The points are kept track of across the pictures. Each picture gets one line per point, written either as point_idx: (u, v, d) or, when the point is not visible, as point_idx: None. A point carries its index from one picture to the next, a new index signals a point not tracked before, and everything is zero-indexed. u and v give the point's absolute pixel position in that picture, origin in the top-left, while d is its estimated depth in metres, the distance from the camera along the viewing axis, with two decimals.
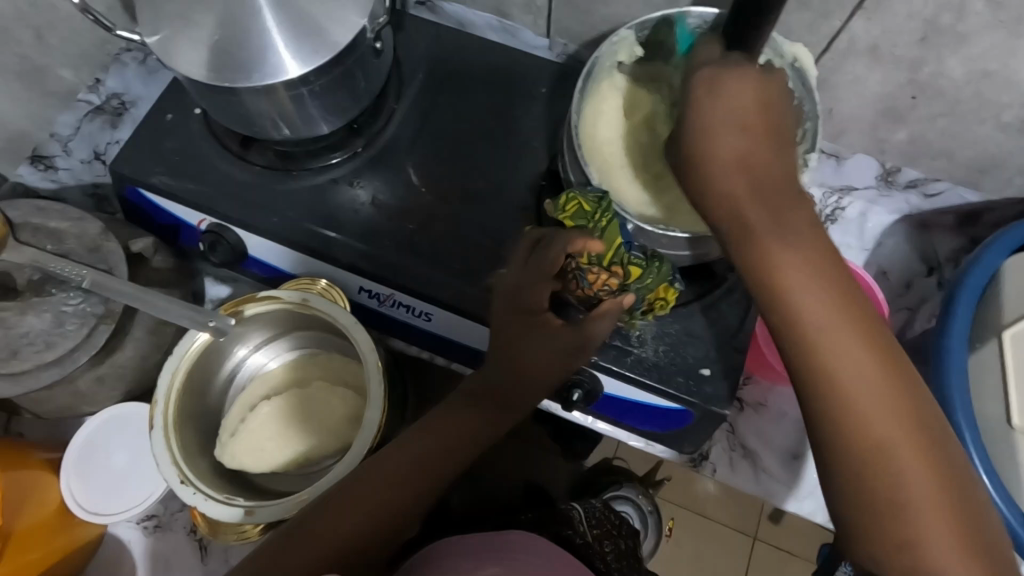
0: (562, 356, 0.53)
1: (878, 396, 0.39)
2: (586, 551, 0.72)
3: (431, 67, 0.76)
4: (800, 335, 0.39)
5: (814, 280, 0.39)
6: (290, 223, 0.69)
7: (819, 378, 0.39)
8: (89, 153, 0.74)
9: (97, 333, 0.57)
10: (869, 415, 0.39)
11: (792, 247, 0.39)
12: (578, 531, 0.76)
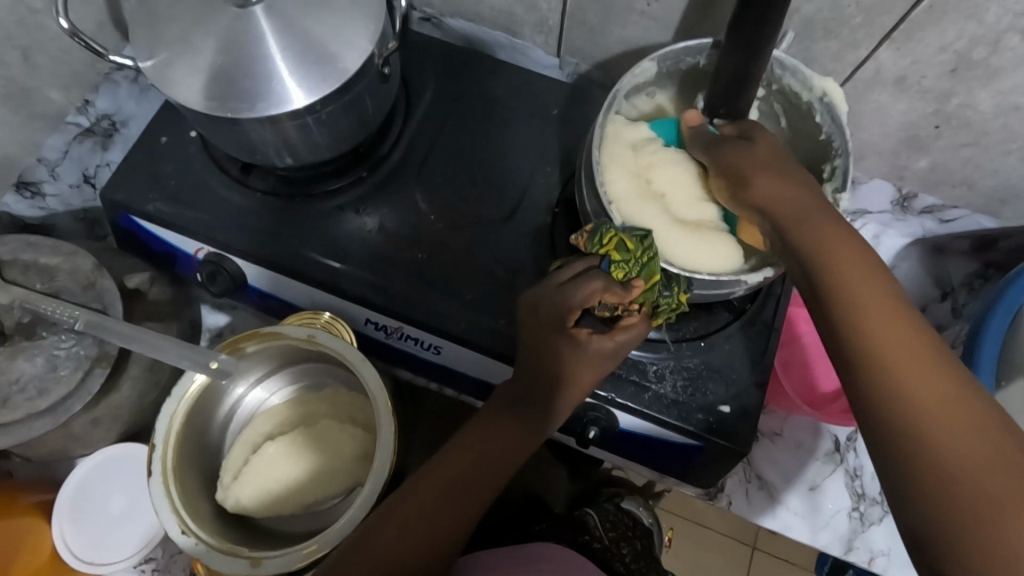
0: (596, 364, 0.51)
1: (964, 433, 0.36)
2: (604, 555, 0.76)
3: (438, 87, 0.73)
4: (874, 375, 0.39)
5: (888, 318, 0.41)
6: (294, 254, 0.66)
7: (896, 415, 0.37)
8: (78, 177, 0.71)
9: (92, 377, 0.53)
10: (949, 452, 0.35)
11: (859, 290, 0.42)
12: (594, 536, 0.79)
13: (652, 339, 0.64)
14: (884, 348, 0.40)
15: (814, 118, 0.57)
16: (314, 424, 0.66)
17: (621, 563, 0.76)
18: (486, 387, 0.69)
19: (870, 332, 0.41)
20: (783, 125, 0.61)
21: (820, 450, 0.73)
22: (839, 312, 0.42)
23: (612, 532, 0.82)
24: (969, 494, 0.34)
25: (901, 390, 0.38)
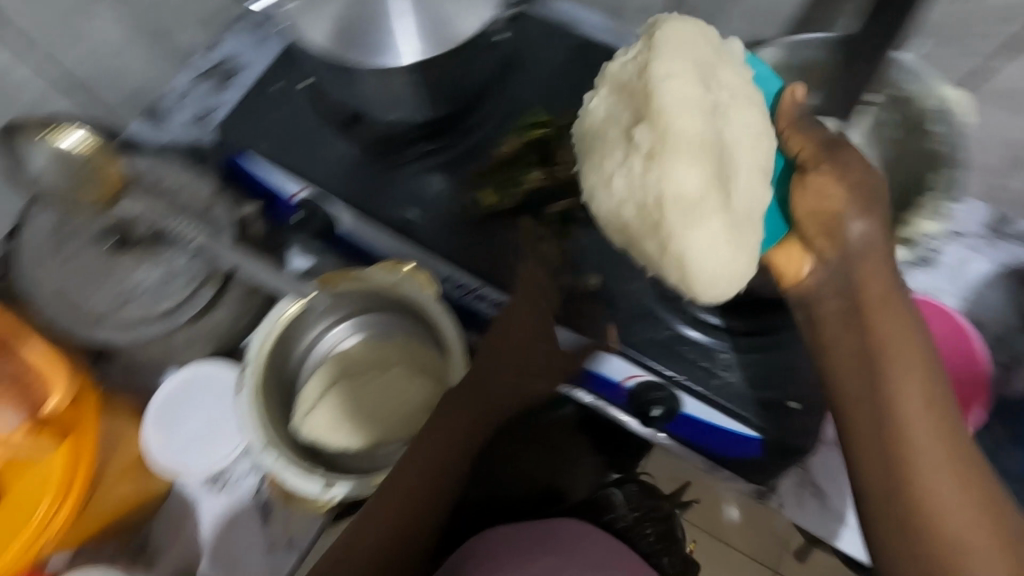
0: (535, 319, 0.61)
1: (950, 499, 0.47)
2: (626, 535, 0.74)
3: (538, 64, 0.75)
4: (894, 464, 0.48)
5: (915, 408, 0.48)
6: (388, 207, 0.69)
7: (920, 492, 0.47)
8: (194, 115, 0.75)
9: (200, 295, 0.57)
10: (942, 518, 0.47)
11: (903, 386, 0.49)
12: (620, 517, 0.75)
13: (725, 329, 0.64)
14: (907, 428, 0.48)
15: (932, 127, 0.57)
16: (385, 373, 0.68)
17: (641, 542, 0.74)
18: None
19: (906, 420, 0.48)
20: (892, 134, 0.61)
21: None
22: (886, 423, 0.49)
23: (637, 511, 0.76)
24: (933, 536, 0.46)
25: (915, 473, 0.47)
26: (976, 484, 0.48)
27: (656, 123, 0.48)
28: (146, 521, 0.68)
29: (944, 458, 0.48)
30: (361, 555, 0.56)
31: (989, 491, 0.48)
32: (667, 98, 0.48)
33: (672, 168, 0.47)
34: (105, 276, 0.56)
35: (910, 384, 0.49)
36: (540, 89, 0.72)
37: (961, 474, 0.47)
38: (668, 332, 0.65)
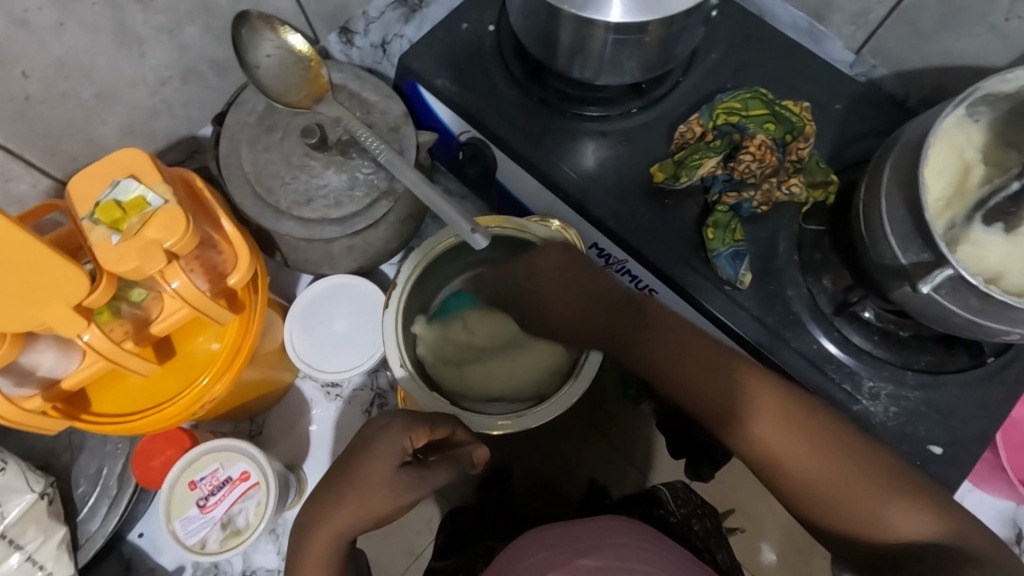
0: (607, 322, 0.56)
1: (767, 424, 0.50)
2: (680, 530, 0.73)
3: (728, 50, 0.73)
4: (719, 422, 0.52)
5: (766, 406, 0.51)
6: (555, 164, 0.69)
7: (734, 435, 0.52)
8: (379, 39, 0.78)
9: (376, 206, 0.59)
10: (756, 433, 0.51)
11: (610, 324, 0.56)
12: (670, 512, 0.75)
13: (879, 358, 0.61)
14: (764, 419, 0.50)
15: None
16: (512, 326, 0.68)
17: (697, 540, 0.73)
18: None
19: (754, 417, 0.51)
20: None
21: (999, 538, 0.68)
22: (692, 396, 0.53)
23: (684, 507, 0.77)
24: (851, 506, 0.48)
25: (791, 454, 0.49)
26: (843, 458, 0.48)
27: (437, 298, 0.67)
28: (266, 411, 0.72)
29: (734, 396, 0.52)
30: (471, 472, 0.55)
31: (854, 447, 0.49)
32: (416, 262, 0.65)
33: (476, 389, 0.67)
34: (297, 171, 0.59)
35: (736, 373, 0.52)
36: (723, 80, 0.72)
37: (818, 447, 0.49)
38: (815, 345, 0.62)
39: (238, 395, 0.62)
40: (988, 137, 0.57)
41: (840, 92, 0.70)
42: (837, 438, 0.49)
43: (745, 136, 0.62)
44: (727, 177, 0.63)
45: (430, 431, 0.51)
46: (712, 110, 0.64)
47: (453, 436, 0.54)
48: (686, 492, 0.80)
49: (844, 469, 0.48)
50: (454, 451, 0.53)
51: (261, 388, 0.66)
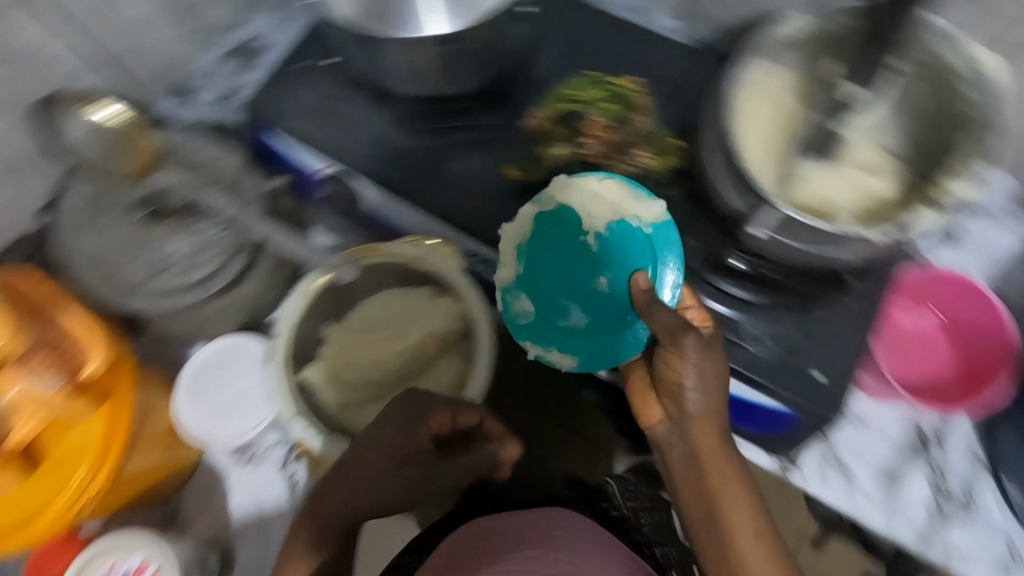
0: (717, 388, 0.54)
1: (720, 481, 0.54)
2: (623, 524, 0.73)
3: (564, 40, 0.73)
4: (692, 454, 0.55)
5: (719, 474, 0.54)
6: (418, 184, 0.69)
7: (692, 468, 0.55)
8: (221, 92, 0.76)
9: (229, 268, 0.60)
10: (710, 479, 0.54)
11: (711, 398, 0.54)
12: (614, 506, 0.74)
13: (752, 304, 0.64)
14: (714, 473, 0.54)
15: (964, 90, 0.51)
16: (400, 339, 0.67)
17: (639, 535, 0.73)
18: None
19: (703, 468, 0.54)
20: (929, 107, 0.55)
21: (903, 440, 0.72)
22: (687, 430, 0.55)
23: (633, 500, 0.75)
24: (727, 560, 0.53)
25: (714, 500, 0.54)
26: (753, 533, 0.53)
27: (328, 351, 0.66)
28: (175, 493, 0.69)
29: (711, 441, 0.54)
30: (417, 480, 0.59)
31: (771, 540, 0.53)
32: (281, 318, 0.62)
33: None
34: (138, 247, 0.58)
35: (708, 439, 0.54)
36: (563, 67, 0.72)
37: (738, 517, 0.53)
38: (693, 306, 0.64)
39: (133, 486, 0.61)
40: (801, 80, 0.60)
41: (677, 57, 0.73)
42: (757, 517, 0.54)
43: (585, 121, 0.66)
44: (581, 162, 0.66)
45: (457, 417, 0.58)
46: (550, 103, 0.67)
47: (485, 426, 0.60)
48: (637, 483, 0.78)
49: (748, 536, 0.53)
50: (475, 447, 0.61)
51: (156, 476, 0.63)
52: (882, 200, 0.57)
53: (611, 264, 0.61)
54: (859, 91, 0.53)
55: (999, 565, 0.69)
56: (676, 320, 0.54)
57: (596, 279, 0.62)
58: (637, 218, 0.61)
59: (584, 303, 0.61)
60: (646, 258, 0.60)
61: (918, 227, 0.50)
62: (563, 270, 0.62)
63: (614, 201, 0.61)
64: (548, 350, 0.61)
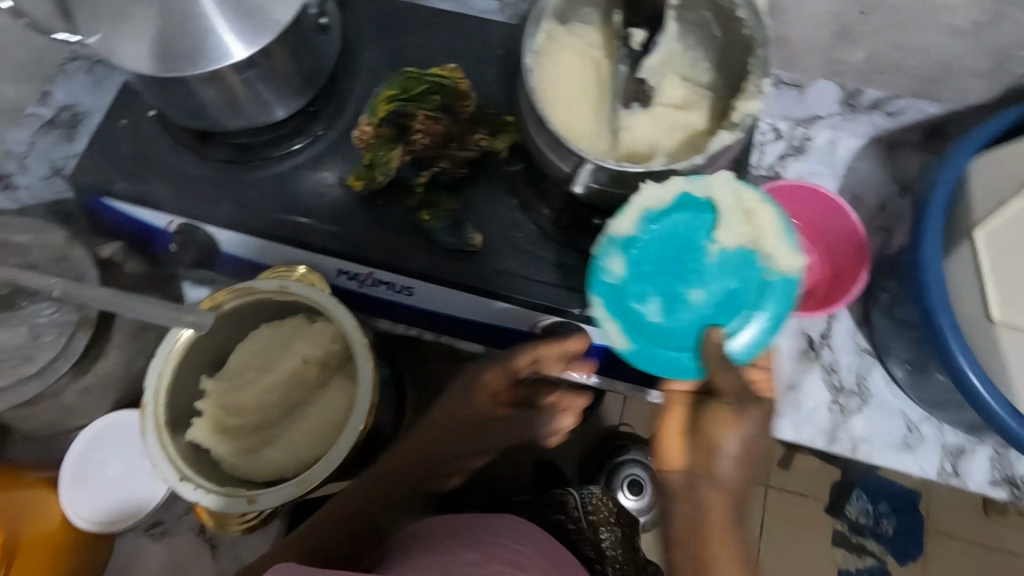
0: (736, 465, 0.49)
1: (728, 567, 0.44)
2: (575, 536, 0.79)
3: (385, 43, 0.74)
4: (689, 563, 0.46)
5: (728, 475, 0.49)
6: (263, 214, 0.67)
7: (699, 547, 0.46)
8: (45, 169, 0.74)
9: (75, 341, 0.58)
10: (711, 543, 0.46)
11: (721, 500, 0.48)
12: (570, 517, 0.82)
13: None
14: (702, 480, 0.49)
15: (736, 14, 0.54)
16: (280, 372, 0.66)
17: (591, 546, 0.79)
18: (464, 321, 0.71)
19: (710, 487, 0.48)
20: (718, 34, 0.57)
21: (795, 350, 0.75)
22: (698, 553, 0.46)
23: (592, 516, 0.83)
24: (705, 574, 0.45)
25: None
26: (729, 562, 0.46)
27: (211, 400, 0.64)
28: None
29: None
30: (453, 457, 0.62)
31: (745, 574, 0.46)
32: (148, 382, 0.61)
33: (280, 460, 0.64)
34: None
35: (731, 479, 0.49)
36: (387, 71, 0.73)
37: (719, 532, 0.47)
38: (560, 269, 0.65)
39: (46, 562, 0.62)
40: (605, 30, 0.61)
41: (495, 35, 0.74)
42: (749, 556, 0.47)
43: (408, 119, 0.65)
44: (414, 159, 0.65)
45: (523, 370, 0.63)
46: (373, 106, 0.66)
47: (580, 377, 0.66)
48: (598, 499, 0.86)
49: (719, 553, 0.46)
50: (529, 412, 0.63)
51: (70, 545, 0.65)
52: (696, 130, 0.59)
53: (737, 274, 0.52)
54: (644, 35, 0.60)
55: (900, 446, 0.72)
56: (743, 381, 0.51)
57: (729, 302, 0.52)
58: (771, 260, 0.52)
59: (711, 283, 0.52)
60: (763, 304, 0.52)
61: (716, 149, 0.52)
62: (670, 261, 0.53)
63: (757, 229, 0.52)
64: (607, 321, 0.53)
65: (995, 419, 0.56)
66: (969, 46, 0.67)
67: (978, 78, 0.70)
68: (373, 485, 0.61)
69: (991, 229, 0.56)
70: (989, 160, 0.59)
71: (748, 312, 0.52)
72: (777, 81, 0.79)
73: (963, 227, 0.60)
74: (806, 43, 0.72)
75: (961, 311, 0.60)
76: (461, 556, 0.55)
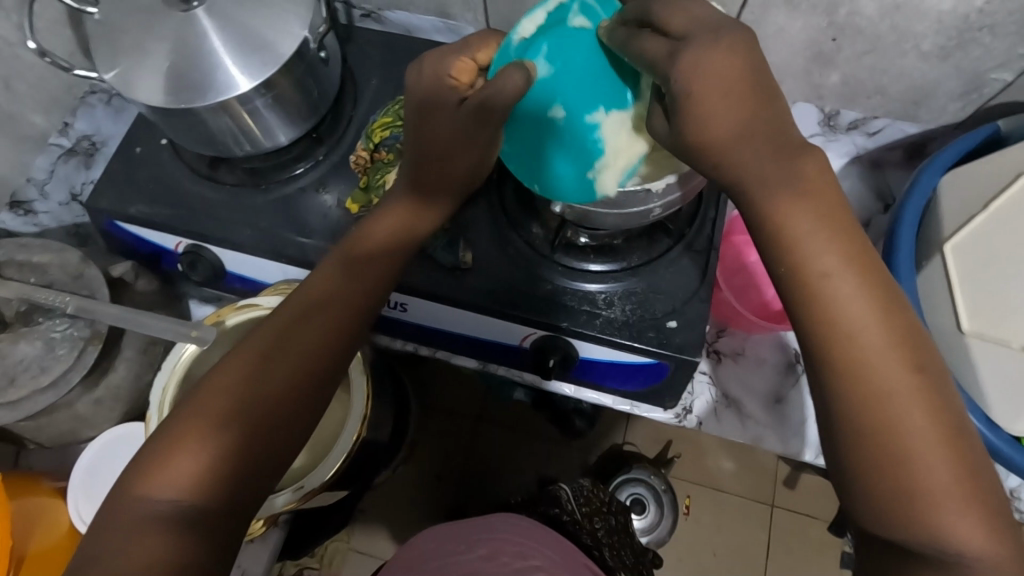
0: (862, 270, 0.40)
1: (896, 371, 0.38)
2: (572, 528, 0.82)
3: (383, 72, 0.79)
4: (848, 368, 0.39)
5: (896, 370, 0.38)
6: (266, 234, 0.71)
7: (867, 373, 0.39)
8: (66, 195, 0.79)
9: (86, 355, 0.62)
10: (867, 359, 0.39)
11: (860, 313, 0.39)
12: (565, 510, 0.84)
13: (602, 272, 0.68)
14: (872, 365, 0.39)
15: None
16: None
17: (588, 536, 0.82)
18: (462, 338, 0.74)
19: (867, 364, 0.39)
20: None
21: (780, 364, 0.77)
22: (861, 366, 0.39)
23: (585, 507, 0.86)
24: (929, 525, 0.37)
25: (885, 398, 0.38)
26: (960, 446, 0.38)
27: None
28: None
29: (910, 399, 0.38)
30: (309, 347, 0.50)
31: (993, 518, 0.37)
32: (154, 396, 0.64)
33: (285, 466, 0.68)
34: None
35: (888, 361, 0.39)
36: (386, 98, 0.77)
37: (913, 403, 0.38)
38: (549, 286, 0.68)
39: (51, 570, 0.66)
40: None
41: None
42: (960, 432, 0.39)
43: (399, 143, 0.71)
44: None
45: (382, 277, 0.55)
46: (369, 131, 0.72)
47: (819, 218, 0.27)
48: (591, 491, 0.89)
49: (930, 442, 0.38)
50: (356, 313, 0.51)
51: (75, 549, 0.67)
52: None
53: (562, 83, 0.52)
54: None
55: None
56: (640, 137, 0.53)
57: (548, 112, 0.53)
58: (602, 176, 0.54)
59: (555, 51, 0.52)
60: (559, 151, 0.54)
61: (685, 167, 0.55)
62: (586, 70, 0.52)
63: (628, 149, 0.53)
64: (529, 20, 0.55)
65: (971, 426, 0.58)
66: (940, 69, 0.69)
67: (951, 98, 0.73)
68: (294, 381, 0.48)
69: (959, 243, 0.60)
70: (958, 177, 0.62)
71: (542, 127, 0.54)
72: None
73: (935, 243, 0.63)
74: (784, 66, 0.75)
75: (936, 323, 0.62)
76: (469, 554, 0.65)
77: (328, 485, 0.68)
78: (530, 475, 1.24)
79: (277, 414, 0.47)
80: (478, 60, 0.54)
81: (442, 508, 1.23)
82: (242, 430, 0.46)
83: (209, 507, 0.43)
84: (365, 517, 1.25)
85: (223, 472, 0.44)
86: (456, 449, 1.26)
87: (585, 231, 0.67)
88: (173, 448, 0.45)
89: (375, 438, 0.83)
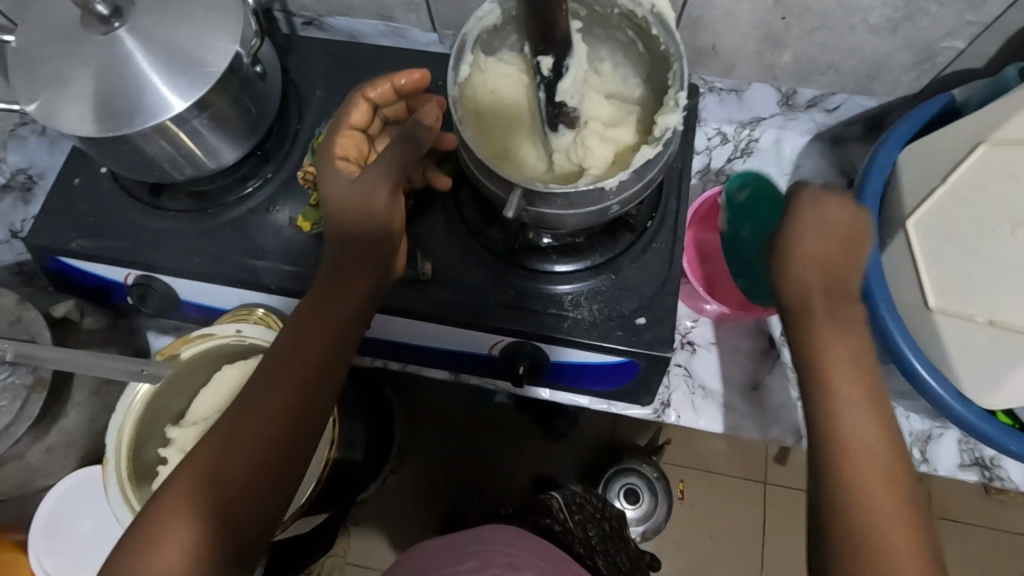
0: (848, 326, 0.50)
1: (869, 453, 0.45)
2: (565, 537, 0.78)
3: (327, 82, 0.76)
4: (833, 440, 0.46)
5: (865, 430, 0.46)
6: (216, 260, 0.68)
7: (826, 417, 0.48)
8: (4, 234, 0.75)
9: (31, 403, 0.59)
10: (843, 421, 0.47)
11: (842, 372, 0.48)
12: (557, 519, 0.81)
13: (566, 272, 0.66)
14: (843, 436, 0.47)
15: (651, 32, 0.57)
16: None
17: (582, 546, 0.78)
18: (432, 351, 0.73)
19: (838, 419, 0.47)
20: (641, 50, 0.61)
21: (755, 349, 0.76)
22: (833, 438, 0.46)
23: (577, 515, 0.84)
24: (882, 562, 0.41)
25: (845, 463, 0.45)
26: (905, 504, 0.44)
27: (174, 447, 0.64)
28: None
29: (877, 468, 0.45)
30: (285, 386, 0.49)
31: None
32: (110, 440, 0.62)
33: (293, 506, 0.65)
34: None
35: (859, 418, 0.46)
36: (333, 109, 0.75)
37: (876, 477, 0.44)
38: (514, 291, 0.66)
39: None
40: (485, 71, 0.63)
41: (435, 68, 0.76)
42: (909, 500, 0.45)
43: None
44: None
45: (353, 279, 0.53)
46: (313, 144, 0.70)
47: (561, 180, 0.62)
48: (581, 498, 0.88)
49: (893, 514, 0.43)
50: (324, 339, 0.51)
51: None
52: (625, 145, 0.62)
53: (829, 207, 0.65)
54: (552, 62, 0.55)
55: None
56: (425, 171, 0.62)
57: None
58: None
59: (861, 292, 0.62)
60: None
61: (640, 163, 0.53)
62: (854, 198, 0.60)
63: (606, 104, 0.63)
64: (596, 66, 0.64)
65: (945, 406, 0.58)
66: (891, 42, 0.69)
67: (904, 70, 0.72)
68: (275, 424, 0.47)
69: (920, 220, 0.59)
70: (916, 153, 0.62)
71: None
72: (713, 88, 0.79)
73: (898, 219, 0.62)
74: (736, 48, 0.74)
75: (902, 301, 0.62)
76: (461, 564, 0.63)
77: (304, 512, 0.67)
78: (520, 475, 1.23)
79: (255, 464, 0.46)
80: (370, 132, 0.61)
81: (436, 518, 1.21)
82: (216, 483, 0.45)
83: (214, 529, 0.44)
84: (358, 533, 1.23)
85: (209, 535, 0.44)
86: (444, 456, 1.24)
87: (546, 232, 0.65)
88: (181, 475, 0.45)
89: (350, 458, 0.81)
